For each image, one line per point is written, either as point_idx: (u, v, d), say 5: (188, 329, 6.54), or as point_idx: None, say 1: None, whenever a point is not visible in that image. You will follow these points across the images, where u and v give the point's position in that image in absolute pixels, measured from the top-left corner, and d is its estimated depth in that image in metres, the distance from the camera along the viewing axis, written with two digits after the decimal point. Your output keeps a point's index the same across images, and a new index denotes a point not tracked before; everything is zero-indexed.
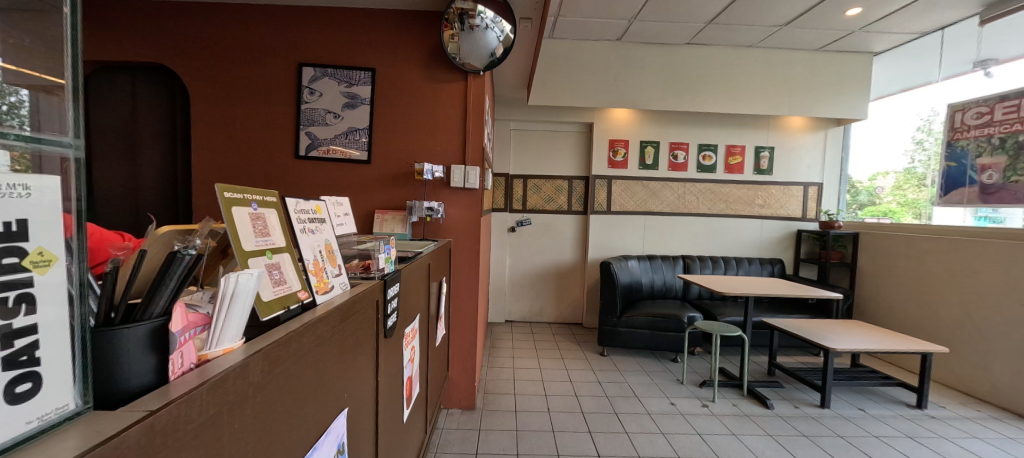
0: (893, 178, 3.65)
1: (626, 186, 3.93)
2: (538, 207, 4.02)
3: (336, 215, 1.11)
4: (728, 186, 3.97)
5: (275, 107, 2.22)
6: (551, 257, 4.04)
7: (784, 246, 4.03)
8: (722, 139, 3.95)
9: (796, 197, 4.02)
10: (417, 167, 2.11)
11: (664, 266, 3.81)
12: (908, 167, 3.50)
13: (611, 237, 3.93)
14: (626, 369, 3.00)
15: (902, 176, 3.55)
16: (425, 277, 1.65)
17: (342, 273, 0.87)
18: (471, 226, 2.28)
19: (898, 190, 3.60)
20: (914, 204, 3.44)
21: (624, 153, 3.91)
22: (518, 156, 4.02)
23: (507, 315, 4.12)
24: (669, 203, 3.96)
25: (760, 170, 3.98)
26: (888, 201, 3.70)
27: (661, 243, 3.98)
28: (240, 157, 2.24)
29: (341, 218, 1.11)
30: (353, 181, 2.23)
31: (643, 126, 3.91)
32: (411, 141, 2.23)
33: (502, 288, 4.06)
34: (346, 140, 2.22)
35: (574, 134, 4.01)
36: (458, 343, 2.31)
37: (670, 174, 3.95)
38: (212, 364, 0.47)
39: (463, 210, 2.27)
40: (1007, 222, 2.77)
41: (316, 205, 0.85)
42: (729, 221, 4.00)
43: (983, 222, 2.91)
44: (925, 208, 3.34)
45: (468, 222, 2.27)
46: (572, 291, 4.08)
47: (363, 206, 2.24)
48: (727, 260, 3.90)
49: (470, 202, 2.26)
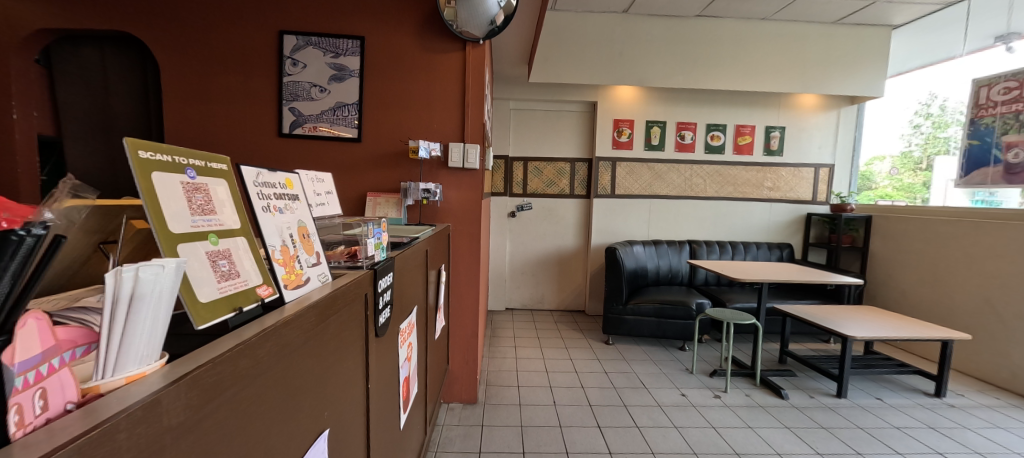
0: (890, 162, 3.61)
1: (631, 168, 3.76)
2: (539, 190, 3.85)
3: (313, 193, 0.94)
4: (736, 169, 3.81)
5: (256, 82, 2.02)
6: (553, 243, 3.89)
7: (793, 231, 3.90)
8: (731, 118, 3.77)
9: (806, 179, 3.87)
10: (412, 144, 1.93)
11: (669, 251, 3.69)
12: (905, 151, 3.50)
13: (615, 221, 3.78)
14: (632, 358, 2.88)
15: (901, 159, 3.52)
16: (422, 264, 1.49)
17: (322, 262, 0.71)
18: (470, 209, 2.11)
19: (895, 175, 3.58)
20: (910, 189, 3.47)
21: (629, 134, 3.73)
22: (517, 137, 3.83)
23: (507, 302, 3.99)
24: (676, 186, 3.81)
25: (770, 151, 3.82)
26: (884, 186, 3.67)
27: (666, 228, 3.85)
28: (219, 137, 2.05)
29: (319, 197, 0.94)
30: (342, 161, 2.05)
31: (648, 105, 3.71)
32: (405, 118, 2.05)
33: (503, 275, 3.92)
34: (334, 117, 2.03)
35: (576, 114, 3.82)
36: (458, 334, 2.17)
37: (677, 156, 3.78)
38: (102, 402, 0.31)
39: (463, 193, 2.09)
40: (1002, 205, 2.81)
41: (287, 178, 0.69)
42: (737, 205, 3.85)
43: (979, 205, 2.95)
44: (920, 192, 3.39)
45: (468, 207, 2.10)
46: (575, 277, 3.95)
47: (354, 189, 2.07)
48: (734, 245, 3.79)
49: (470, 185, 2.09)
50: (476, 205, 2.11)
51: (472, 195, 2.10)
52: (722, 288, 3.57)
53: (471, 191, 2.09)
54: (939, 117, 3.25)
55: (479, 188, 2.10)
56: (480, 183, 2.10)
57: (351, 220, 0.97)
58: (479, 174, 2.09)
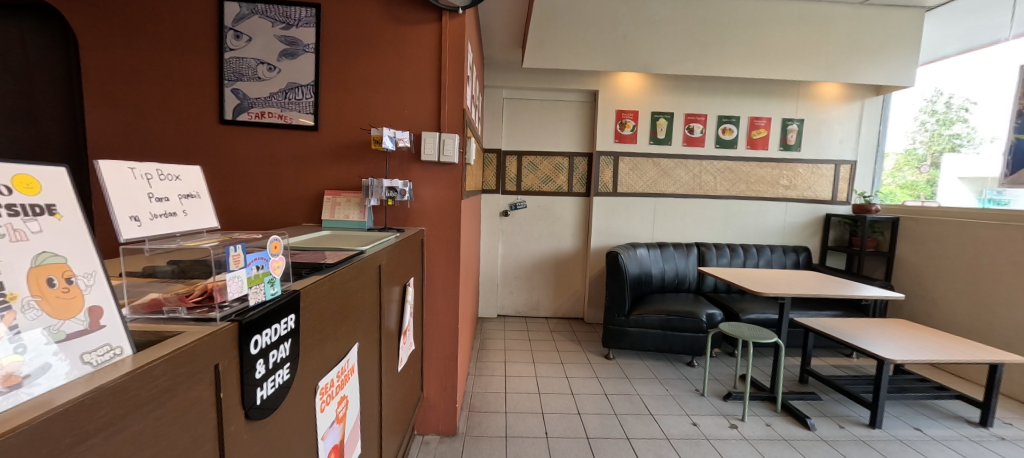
0: (891, 161, 3.54)
1: (635, 164, 3.44)
2: (534, 188, 3.54)
3: (165, 193, 0.59)
4: (749, 165, 3.49)
5: (192, 58, 1.69)
6: (549, 244, 3.58)
7: (810, 233, 3.59)
8: (744, 110, 3.45)
9: (826, 177, 3.55)
10: (375, 133, 1.59)
11: (676, 254, 3.38)
12: (908, 148, 3.42)
13: (617, 222, 3.47)
14: (635, 376, 2.58)
15: (903, 157, 3.45)
16: (376, 283, 1.18)
17: (103, 327, 0.40)
18: (448, 211, 1.79)
19: (896, 173, 3.51)
20: (913, 187, 3.42)
21: (633, 126, 3.40)
22: (511, 129, 3.50)
23: (499, 309, 3.68)
24: (683, 184, 3.48)
25: (787, 146, 3.49)
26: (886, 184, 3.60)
27: (672, 230, 3.53)
28: (149, 123, 1.72)
29: (171, 199, 0.59)
30: (297, 153, 1.74)
31: (654, 95, 3.39)
32: (370, 102, 1.73)
33: (494, 279, 3.60)
34: (286, 100, 1.71)
35: (575, 104, 3.50)
36: (435, 356, 1.86)
37: (685, 150, 3.45)
38: None
39: (439, 192, 1.77)
40: (1012, 204, 2.76)
41: (21, 175, 0.37)
42: (750, 204, 3.53)
43: (989, 204, 2.89)
44: (925, 191, 3.34)
45: (445, 209, 1.79)
46: (572, 282, 3.64)
47: (311, 186, 1.75)
48: (746, 248, 3.47)
49: (448, 183, 1.77)
50: (455, 207, 1.79)
51: (450, 195, 1.78)
52: (733, 296, 3.26)
53: (448, 190, 1.77)
54: (943, 115, 3.20)
55: (458, 187, 1.78)
56: (460, 181, 1.78)
57: (226, 236, 0.65)
58: (458, 170, 1.77)
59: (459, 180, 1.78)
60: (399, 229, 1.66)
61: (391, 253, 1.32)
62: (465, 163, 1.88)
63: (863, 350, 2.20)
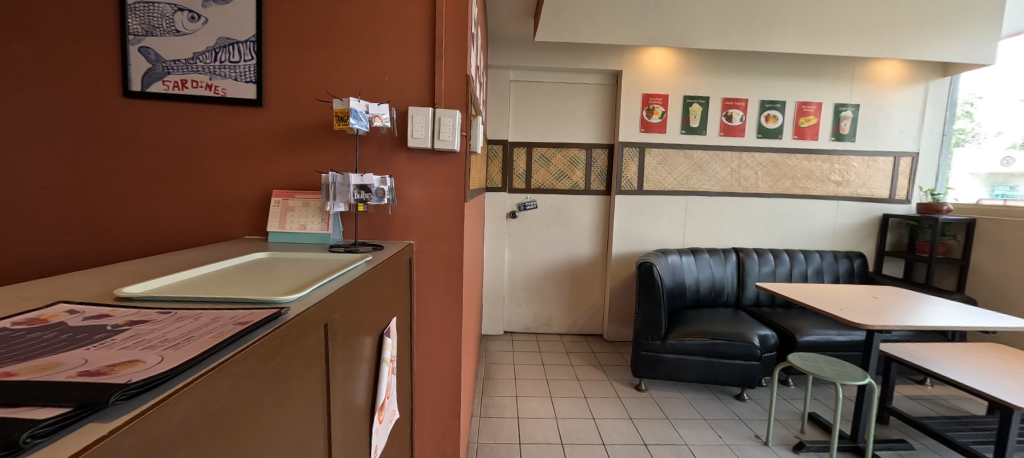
0: None
1: (663, 156, 2.95)
2: (546, 185, 3.04)
3: None
4: (795, 158, 3.01)
5: (78, 2, 1.18)
6: (563, 250, 3.10)
7: (864, 237, 3.11)
8: (791, 94, 2.96)
9: (884, 172, 3.07)
10: (338, 107, 1.03)
11: (712, 262, 2.90)
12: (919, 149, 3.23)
13: (643, 225, 2.98)
14: (677, 416, 2.10)
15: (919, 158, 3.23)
16: (337, 347, 0.71)
17: None
18: (446, 218, 1.29)
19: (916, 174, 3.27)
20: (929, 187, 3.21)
21: (662, 113, 2.91)
22: (519, 117, 3.01)
23: (506, 325, 3.20)
24: (720, 181, 2.99)
25: (839, 135, 3.02)
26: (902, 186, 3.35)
27: (706, 233, 3.05)
28: (15, 95, 1.19)
29: None
30: (233, 139, 1.24)
31: (686, 76, 2.90)
32: (335, 66, 1.23)
33: (500, 291, 3.11)
34: (216, 64, 1.21)
35: (594, 87, 3.00)
36: (430, 414, 1.37)
37: (722, 141, 2.95)
38: None
39: (434, 194, 1.27)
40: None
41: None
42: (795, 204, 3.05)
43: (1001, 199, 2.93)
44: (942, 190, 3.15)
45: (444, 218, 1.29)
46: (590, 294, 3.15)
47: (254, 184, 1.25)
48: (792, 254, 2.99)
49: (446, 181, 1.26)
50: (456, 215, 1.29)
51: (448, 198, 1.27)
52: (779, 311, 2.78)
53: (447, 192, 1.27)
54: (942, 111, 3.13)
55: (460, 187, 1.27)
56: (464, 179, 1.27)
57: None
58: (461, 165, 1.26)
59: (463, 178, 1.27)
60: (377, 246, 1.16)
61: (359, 287, 0.82)
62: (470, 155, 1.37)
63: (940, 376, 1.79)
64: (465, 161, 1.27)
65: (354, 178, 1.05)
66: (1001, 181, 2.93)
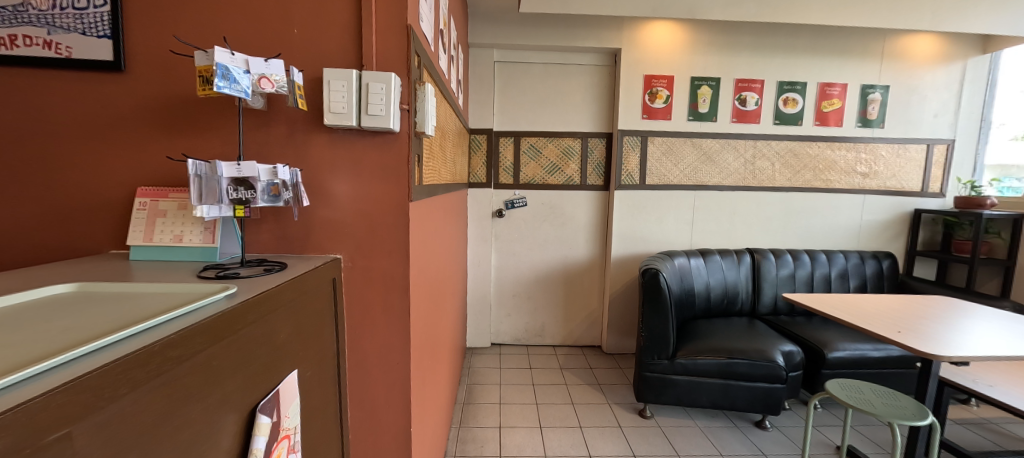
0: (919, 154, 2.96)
1: (669, 146, 2.61)
2: (536, 179, 2.70)
3: None
4: (817, 146, 2.67)
5: None
6: (557, 253, 2.77)
7: (892, 234, 2.78)
8: (812, 74, 2.62)
9: (915, 162, 2.73)
10: (202, 63, 0.70)
11: (724, 264, 2.58)
12: None
13: (645, 223, 2.65)
14: (688, 451, 1.78)
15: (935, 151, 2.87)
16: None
17: None
18: (384, 224, 0.94)
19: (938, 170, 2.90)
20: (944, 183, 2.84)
21: (666, 97, 2.56)
22: (505, 103, 2.66)
23: (493, 336, 2.87)
24: (733, 173, 2.64)
25: (866, 121, 2.68)
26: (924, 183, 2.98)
27: (717, 232, 2.71)
28: None
29: None
30: (86, 116, 0.89)
31: (694, 54, 2.55)
32: (226, 14, 0.89)
33: (487, 299, 2.77)
34: (56, 11, 0.86)
35: (589, 68, 2.65)
36: None
37: (735, 129, 2.61)
38: None
39: (368, 191, 0.93)
40: None
41: None
42: (817, 198, 2.72)
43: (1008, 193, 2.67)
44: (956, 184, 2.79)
45: (383, 225, 0.94)
46: (587, 301, 2.82)
47: (118, 180, 0.91)
48: (813, 255, 2.67)
49: (384, 173, 0.92)
50: (399, 220, 0.94)
51: (388, 196, 0.93)
52: (798, 321, 2.48)
53: (386, 189, 0.93)
54: None
55: (404, 182, 0.93)
56: (408, 170, 0.93)
57: None
58: (403, 151, 0.92)
59: (407, 168, 0.93)
60: (274, 269, 0.78)
61: (279, 320, 0.69)
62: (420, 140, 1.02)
63: (986, 397, 1.51)
64: (410, 146, 0.92)
65: (229, 168, 0.70)
66: (1002, 173, 2.71)
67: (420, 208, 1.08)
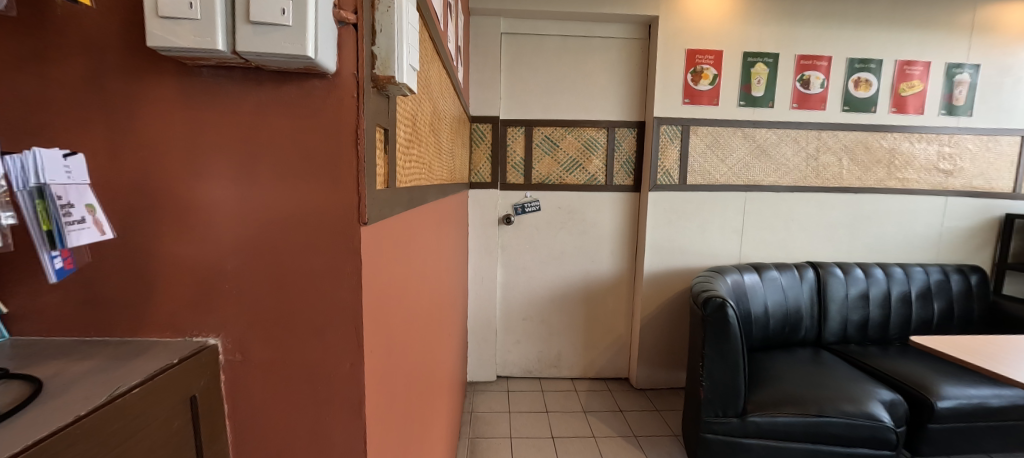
0: None
1: (716, 136, 2.12)
2: (552, 178, 2.21)
3: None
4: (892, 137, 2.20)
5: None
6: (576, 267, 2.28)
7: (979, 244, 2.31)
8: (889, 49, 2.14)
9: (1007, 157, 2.27)
10: None
11: (783, 282, 2.09)
12: None
13: (685, 232, 2.17)
14: None
15: None
16: None
17: None
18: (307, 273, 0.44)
19: None
20: None
21: (713, 76, 2.08)
22: (513, 85, 2.17)
23: (499, 367, 2.37)
24: (793, 170, 2.17)
25: (951, 107, 2.21)
26: None
27: (772, 243, 2.22)
28: None
29: None
30: None
31: (746, 23, 2.06)
32: None
33: (492, 324, 2.28)
34: None
35: (617, 42, 2.16)
36: None
37: (796, 116, 2.13)
38: None
39: (275, 205, 0.43)
40: None
41: None
42: (890, 201, 2.25)
43: None
44: None
45: (309, 277, 0.44)
46: (612, 325, 2.33)
47: None
48: (887, 269, 2.20)
49: (309, 166, 0.43)
50: (343, 267, 0.44)
51: (318, 215, 0.43)
52: (873, 353, 1.99)
53: (313, 200, 0.43)
54: None
55: (349, 184, 0.43)
56: (359, 156, 0.43)
57: None
58: (347, 116, 0.42)
59: (356, 153, 0.42)
60: None
61: None
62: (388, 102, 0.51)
63: None
64: (359, 103, 0.42)
65: None
66: None
67: (393, 234, 0.58)
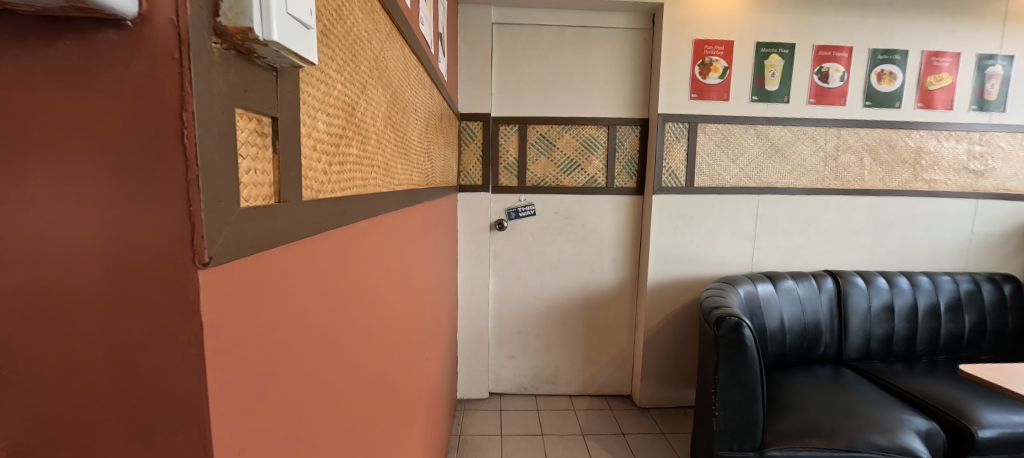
0: None
1: (726, 134, 1.94)
2: (548, 180, 2.04)
3: None
4: (919, 135, 2.02)
5: None
6: (574, 276, 2.11)
7: (1012, 251, 2.13)
8: (915, 39, 1.96)
9: None
10: None
11: (800, 292, 1.92)
12: None
13: (692, 238, 2.00)
14: None
15: None
16: None
17: None
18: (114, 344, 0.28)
19: None
20: None
21: (723, 69, 1.91)
22: (506, 79, 2.00)
23: (492, 383, 2.21)
24: (810, 171, 1.99)
25: (983, 102, 2.03)
26: None
27: (786, 250, 2.05)
28: None
29: None
30: None
31: (759, 11, 1.89)
32: None
33: (484, 338, 2.11)
34: None
35: (619, 33, 1.99)
36: None
37: (814, 112, 1.96)
38: None
39: (51, 234, 0.26)
40: None
41: None
42: (915, 204, 2.07)
43: None
44: None
45: (120, 346, 0.28)
46: (613, 338, 2.16)
47: None
48: (913, 278, 2.02)
49: (110, 173, 0.26)
50: (173, 331, 0.28)
51: (125, 252, 0.27)
52: (898, 371, 1.81)
53: (114, 225, 0.27)
54: None
55: (171, 202, 0.26)
56: (190, 157, 0.26)
57: None
58: (165, 89, 0.25)
59: (183, 152, 0.26)
60: None
61: None
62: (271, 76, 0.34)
63: None
64: (187, 69, 0.25)
65: None
66: None
67: (300, 264, 0.41)
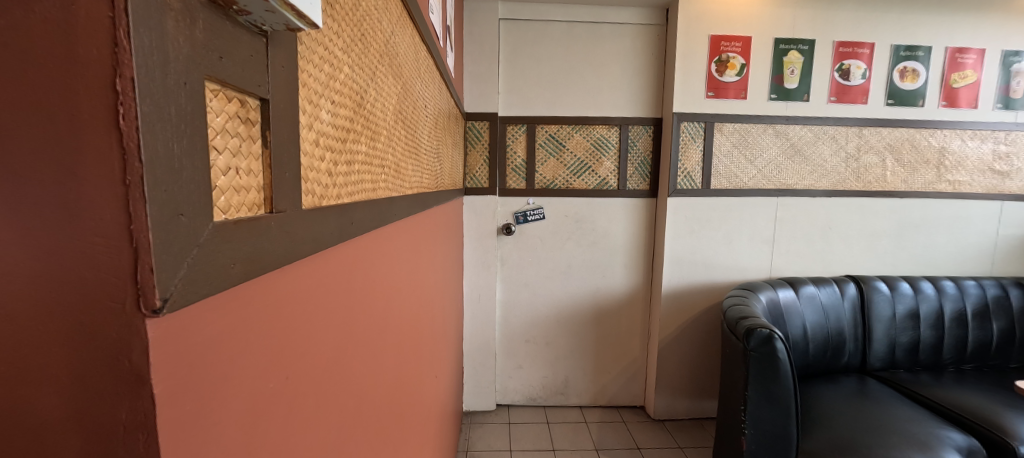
0: None
1: (744, 134, 1.86)
2: (556, 183, 1.96)
3: None
4: (942, 134, 1.94)
5: None
6: (583, 283, 2.02)
7: None
8: (940, 34, 1.89)
9: None
10: None
11: (823, 299, 1.83)
12: None
13: (709, 242, 1.91)
14: None
15: None
16: None
17: None
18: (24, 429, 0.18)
19: None
20: None
21: (740, 66, 1.83)
22: (514, 77, 1.92)
23: (499, 395, 2.11)
24: (830, 173, 1.91)
25: (1007, 100, 1.95)
26: None
27: (806, 255, 1.97)
28: None
29: None
30: None
31: (778, 5, 1.81)
32: None
33: (491, 348, 2.02)
34: None
35: (630, 29, 1.90)
36: None
37: (834, 111, 1.88)
38: None
39: None
40: None
41: None
42: (938, 207, 1.99)
43: None
44: None
45: (31, 431, 0.18)
46: (625, 346, 2.08)
47: None
48: (937, 284, 1.94)
49: (15, 177, 0.17)
50: (111, 412, 0.18)
51: (35, 289, 0.17)
52: (926, 381, 1.71)
53: (15, 252, 0.17)
54: None
55: (101, 217, 0.17)
56: (129, 147, 0.17)
57: None
58: (85, 40, 0.16)
59: (119, 139, 0.17)
60: None
61: None
62: (259, 42, 0.25)
63: None
64: (120, 10, 0.16)
65: None
66: None
67: (293, 292, 0.32)
